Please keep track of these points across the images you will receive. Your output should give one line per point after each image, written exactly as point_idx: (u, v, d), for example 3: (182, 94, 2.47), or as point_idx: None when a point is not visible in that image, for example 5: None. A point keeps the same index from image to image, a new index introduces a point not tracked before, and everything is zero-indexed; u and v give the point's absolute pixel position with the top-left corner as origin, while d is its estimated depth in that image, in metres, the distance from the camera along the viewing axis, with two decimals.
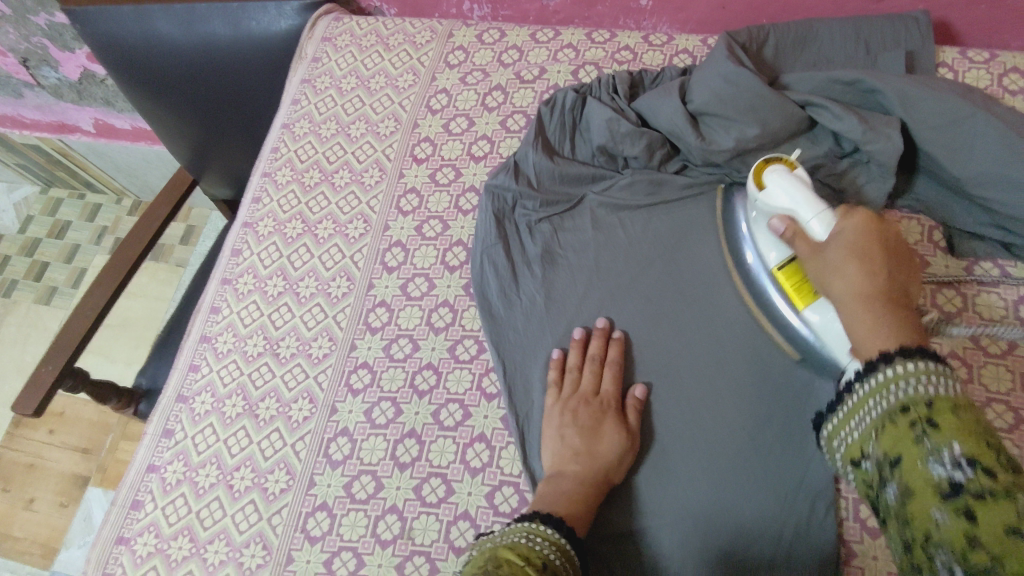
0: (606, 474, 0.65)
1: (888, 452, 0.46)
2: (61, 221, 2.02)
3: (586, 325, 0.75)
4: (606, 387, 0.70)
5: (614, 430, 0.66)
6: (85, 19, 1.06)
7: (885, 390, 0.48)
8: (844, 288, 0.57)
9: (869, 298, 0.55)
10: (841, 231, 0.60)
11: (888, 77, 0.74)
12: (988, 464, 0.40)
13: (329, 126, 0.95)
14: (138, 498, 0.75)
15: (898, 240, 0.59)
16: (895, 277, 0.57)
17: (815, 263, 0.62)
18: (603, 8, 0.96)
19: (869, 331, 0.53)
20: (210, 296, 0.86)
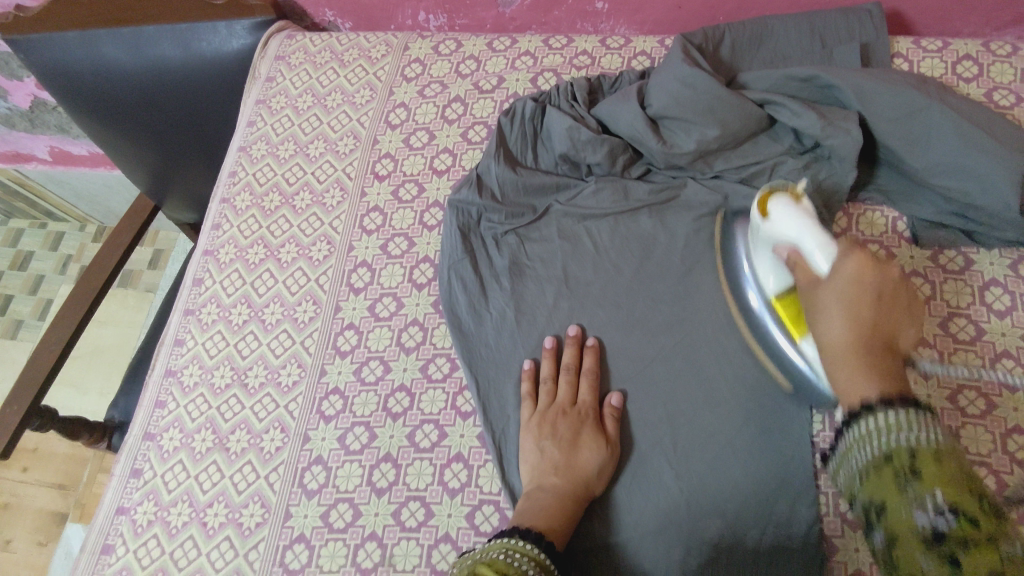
0: (587, 486, 0.65)
1: (873, 498, 0.44)
2: (22, 252, 1.96)
3: (557, 334, 0.75)
4: (584, 397, 0.70)
5: (594, 441, 0.66)
6: (28, 47, 1.01)
7: (869, 440, 0.46)
8: (835, 325, 0.53)
9: (856, 347, 0.51)
10: (839, 267, 0.56)
11: (843, 72, 0.74)
12: (970, 513, 0.39)
13: (287, 147, 0.93)
14: (108, 542, 0.73)
15: (898, 286, 0.54)
16: (887, 322, 0.53)
17: (812, 299, 0.57)
18: (560, 13, 0.96)
19: (858, 381, 0.50)
20: (173, 328, 0.84)
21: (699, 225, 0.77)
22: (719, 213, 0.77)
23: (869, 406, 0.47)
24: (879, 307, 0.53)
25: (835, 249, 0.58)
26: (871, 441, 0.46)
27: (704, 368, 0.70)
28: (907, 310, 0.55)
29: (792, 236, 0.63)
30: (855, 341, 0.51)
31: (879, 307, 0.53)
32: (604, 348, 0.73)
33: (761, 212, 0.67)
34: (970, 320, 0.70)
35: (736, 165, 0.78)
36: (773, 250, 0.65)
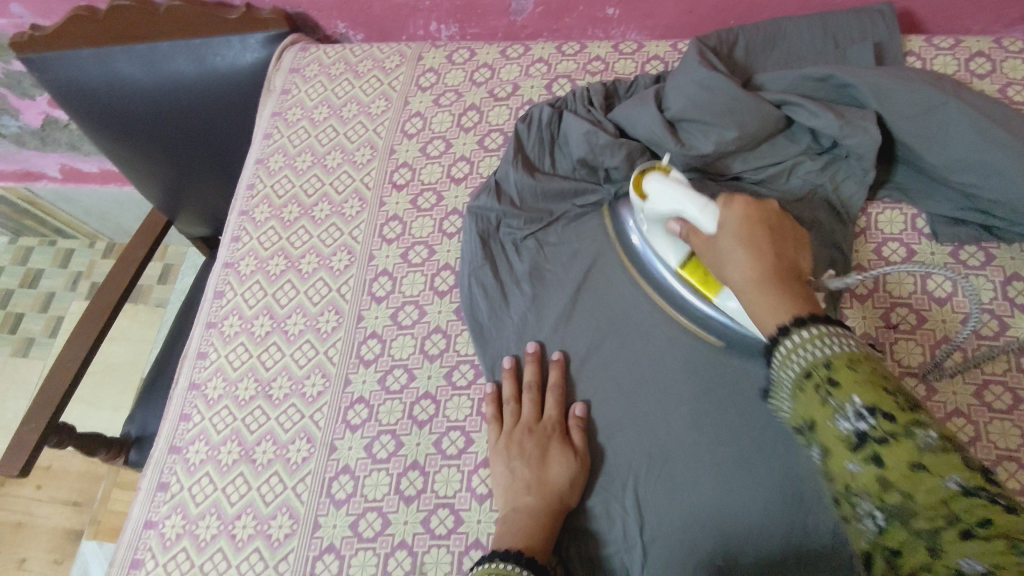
0: (561, 499, 0.65)
1: (804, 414, 0.48)
2: (32, 270, 1.96)
3: (515, 354, 0.75)
4: (549, 412, 0.70)
5: (562, 453, 0.67)
6: (43, 65, 1.04)
7: (791, 360, 0.49)
8: (735, 246, 0.60)
9: (765, 269, 0.58)
10: (722, 216, 0.63)
11: (859, 71, 0.74)
12: (887, 410, 0.42)
13: (304, 158, 0.93)
14: (137, 556, 0.73)
15: (778, 214, 0.62)
16: (783, 249, 0.60)
17: (712, 254, 0.63)
18: (571, 20, 0.96)
19: (764, 303, 0.56)
20: (195, 341, 0.84)
21: None
22: None
23: (790, 327, 0.51)
24: (767, 223, 0.60)
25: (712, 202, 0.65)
26: (791, 364, 0.49)
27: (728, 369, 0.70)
28: (795, 237, 0.62)
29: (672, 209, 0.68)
30: (768, 271, 0.58)
31: (774, 240, 0.60)
32: (628, 351, 0.73)
33: (640, 195, 0.73)
34: (993, 315, 0.70)
35: (755, 166, 0.78)
36: (661, 225, 0.71)
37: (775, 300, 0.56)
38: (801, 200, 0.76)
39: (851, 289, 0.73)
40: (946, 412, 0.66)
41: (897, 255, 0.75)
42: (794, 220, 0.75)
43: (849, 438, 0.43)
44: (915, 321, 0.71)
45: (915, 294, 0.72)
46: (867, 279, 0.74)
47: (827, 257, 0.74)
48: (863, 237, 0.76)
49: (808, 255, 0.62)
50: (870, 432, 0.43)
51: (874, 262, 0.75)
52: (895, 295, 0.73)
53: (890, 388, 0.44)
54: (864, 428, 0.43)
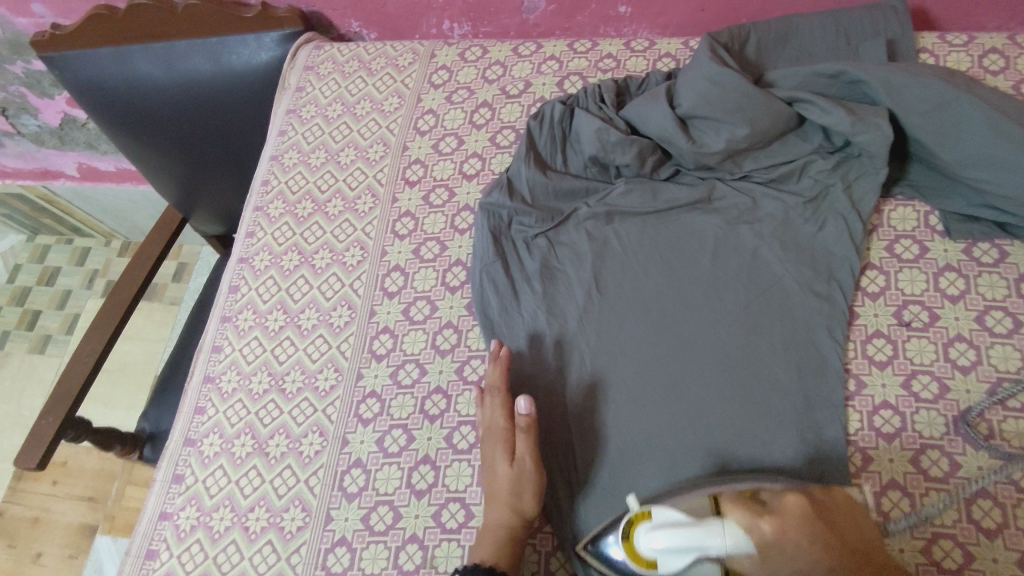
0: (511, 507, 0.64)
1: None
2: (50, 268, 1.99)
3: (520, 352, 0.75)
4: (496, 420, 0.69)
5: (505, 460, 0.66)
6: (63, 64, 1.06)
7: None
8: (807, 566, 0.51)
9: (838, 553, 0.52)
10: (752, 527, 0.52)
11: (870, 67, 0.74)
12: None
13: (317, 155, 0.94)
14: (152, 547, 0.74)
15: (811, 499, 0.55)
16: (841, 536, 0.54)
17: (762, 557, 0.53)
18: (583, 18, 0.97)
19: None
20: (210, 335, 0.85)
21: (729, 225, 0.77)
22: (748, 214, 0.77)
23: None
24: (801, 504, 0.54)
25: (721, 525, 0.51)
26: None
27: (736, 366, 0.70)
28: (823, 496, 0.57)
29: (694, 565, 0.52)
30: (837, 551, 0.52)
31: (830, 531, 0.53)
32: (637, 346, 0.73)
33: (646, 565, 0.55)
34: (1007, 313, 0.70)
35: (765, 165, 0.79)
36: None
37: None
38: (811, 198, 0.76)
39: (862, 286, 0.73)
40: (959, 410, 0.66)
41: (910, 253, 0.74)
42: (805, 219, 0.76)
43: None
44: (927, 318, 0.71)
45: (928, 292, 0.72)
46: (878, 276, 0.74)
47: (837, 253, 0.74)
48: (874, 234, 0.76)
49: (841, 497, 0.58)
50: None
51: (886, 259, 0.74)
52: (907, 293, 0.72)
53: None
54: None
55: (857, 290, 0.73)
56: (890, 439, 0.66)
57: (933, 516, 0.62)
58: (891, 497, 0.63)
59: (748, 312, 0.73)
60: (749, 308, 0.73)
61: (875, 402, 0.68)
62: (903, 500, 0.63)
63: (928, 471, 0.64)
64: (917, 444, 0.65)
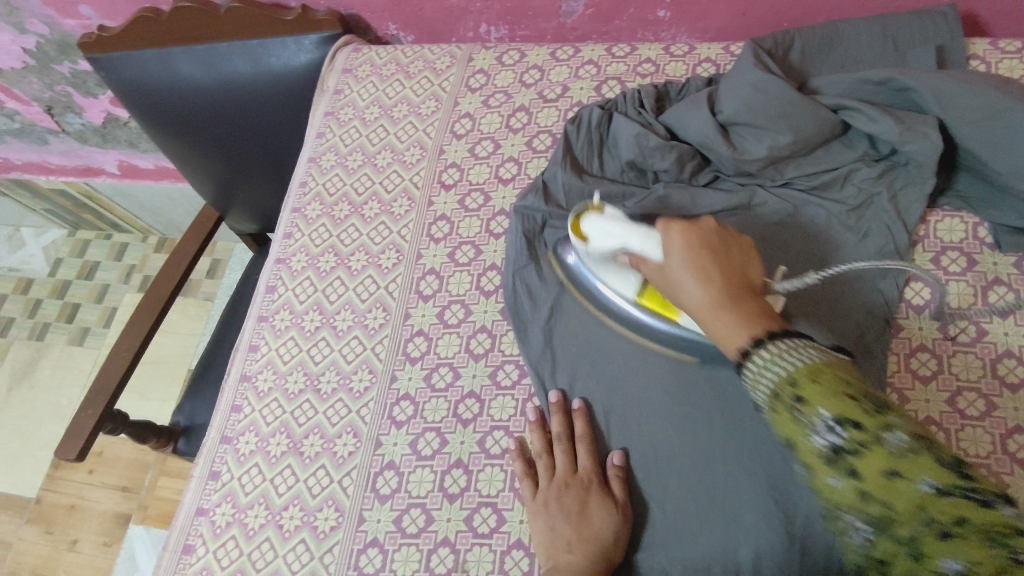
0: (606, 555, 0.63)
1: (782, 437, 0.49)
2: (89, 263, 2.04)
3: (554, 356, 0.75)
4: (583, 463, 0.68)
5: (602, 506, 0.65)
6: (110, 65, 1.09)
7: (766, 372, 0.50)
8: (699, 295, 0.58)
9: (722, 275, 0.59)
10: (667, 243, 0.63)
11: (920, 74, 0.72)
12: (856, 421, 0.44)
13: (355, 157, 0.95)
14: (188, 542, 0.75)
15: (720, 238, 0.62)
16: (732, 272, 0.60)
17: (666, 283, 0.63)
18: (622, 22, 0.96)
19: (731, 331, 0.55)
20: (247, 334, 0.86)
21: (769, 232, 0.76)
22: (790, 221, 0.76)
23: (753, 346, 0.52)
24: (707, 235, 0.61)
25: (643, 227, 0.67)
26: (769, 371, 0.49)
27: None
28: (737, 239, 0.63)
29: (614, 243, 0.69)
30: (724, 280, 0.58)
31: (722, 266, 0.60)
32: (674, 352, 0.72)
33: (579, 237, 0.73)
34: None
35: (808, 173, 0.77)
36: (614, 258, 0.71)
37: (728, 322, 0.55)
38: (855, 207, 0.74)
39: (907, 298, 0.72)
40: (1007, 428, 0.64)
41: (957, 265, 0.72)
42: (848, 228, 0.74)
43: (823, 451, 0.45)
44: (974, 333, 0.69)
45: (975, 306, 0.70)
46: (924, 289, 0.72)
47: (881, 264, 0.72)
48: (920, 245, 0.74)
49: (756, 264, 0.63)
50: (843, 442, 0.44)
51: (932, 272, 0.72)
52: (953, 306, 0.71)
53: (860, 396, 0.45)
54: (835, 440, 0.44)
55: (901, 302, 0.71)
56: None
57: None
58: None
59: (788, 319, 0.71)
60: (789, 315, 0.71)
61: (919, 418, 0.66)
62: None
63: None
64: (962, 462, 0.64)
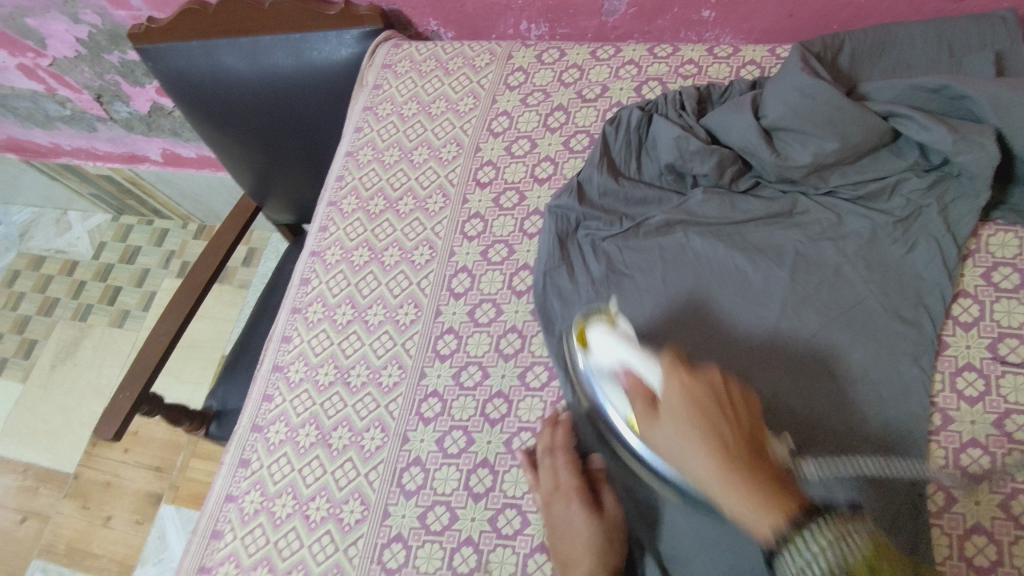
0: (609, 563, 0.63)
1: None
2: (131, 247, 2.10)
3: None
4: (565, 477, 0.67)
5: (588, 519, 0.65)
6: (157, 56, 1.11)
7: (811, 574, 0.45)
8: (701, 463, 0.51)
9: (728, 425, 0.53)
10: (669, 394, 0.55)
11: (977, 82, 0.69)
12: None
13: (391, 152, 0.95)
14: (217, 527, 0.77)
15: (724, 386, 0.55)
16: (733, 420, 0.53)
17: (659, 432, 0.55)
18: (664, 22, 0.94)
19: (752, 516, 0.48)
20: (281, 325, 0.87)
21: (811, 240, 0.74)
22: (833, 231, 0.74)
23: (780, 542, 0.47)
24: (711, 395, 0.54)
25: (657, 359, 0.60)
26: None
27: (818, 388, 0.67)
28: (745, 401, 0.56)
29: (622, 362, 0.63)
30: (730, 426, 0.53)
31: (726, 419, 0.53)
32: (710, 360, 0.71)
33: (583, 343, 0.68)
34: None
35: (854, 181, 0.75)
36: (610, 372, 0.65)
37: (745, 503, 0.49)
38: (902, 218, 0.72)
39: (953, 314, 0.69)
40: None
41: (1009, 282, 0.70)
42: (893, 240, 0.72)
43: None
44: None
45: None
46: (972, 305, 0.69)
47: (926, 279, 0.70)
48: (970, 260, 0.71)
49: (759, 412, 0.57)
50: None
51: (982, 287, 0.70)
52: (1003, 325, 0.68)
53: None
54: None
55: (946, 318, 0.69)
56: (977, 480, 0.62)
57: (1023, 567, 0.59)
58: (977, 542, 0.60)
59: (826, 330, 0.70)
60: (825, 325, 0.70)
61: (963, 439, 0.64)
62: (990, 547, 0.60)
63: (1018, 518, 0.60)
64: (1007, 488, 0.61)
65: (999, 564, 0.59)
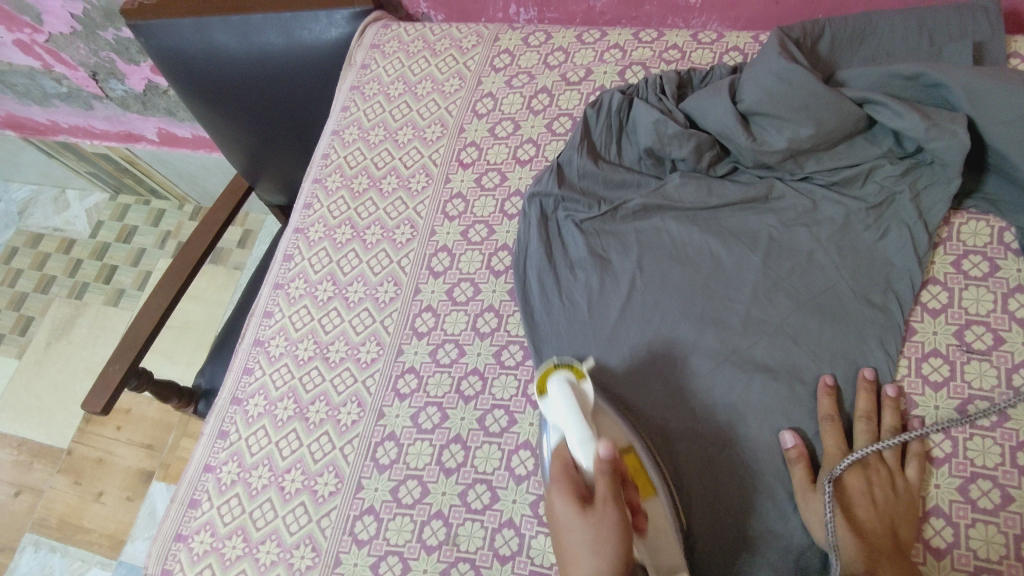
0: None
1: None
2: (127, 227, 2.11)
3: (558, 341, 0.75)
4: (600, 471, 0.56)
5: (585, 517, 0.54)
6: (149, 33, 1.10)
7: None
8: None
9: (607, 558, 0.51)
10: (569, 520, 0.54)
11: (953, 70, 0.69)
12: None
13: (377, 132, 0.96)
14: (195, 497, 0.78)
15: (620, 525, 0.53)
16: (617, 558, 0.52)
17: (564, 540, 0.54)
18: (651, 7, 0.94)
19: None
20: (263, 300, 0.88)
21: (785, 225, 0.75)
22: (807, 216, 0.75)
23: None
24: (607, 526, 0.52)
25: (598, 445, 0.58)
26: None
27: (776, 399, 0.68)
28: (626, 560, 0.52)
29: (567, 419, 0.61)
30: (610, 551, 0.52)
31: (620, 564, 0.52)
32: (675, 364, 0.71)
33: (540, 391, 0.65)
34: None
35: (829, 167, 0.75)
36: (553, 431, 0.63)
37: None
38: (875, 204, 0.73)
39: (923, 301, 0.70)
40: (1017, 441, 0.63)
41: (979, 270, 0.70)
42: (866, 226, 0.72)
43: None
44: (990, 341, 0.67)
45: (994, 313, 0.68)
46: (941, 292, 0.70)
47: (897, 264, 0.71)
48: (941, 247, 0.72)
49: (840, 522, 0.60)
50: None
51: (952, 275, 0.70)
52: (971, 313, 0.69)
53: None
54: None
55: (915, 304, 0.70)
56: (937, 463, 0.63)
57: (977, 549, 0.60)
58: (933, 524, 0.61)
59: (798, 315, 0.71)
60: (797, 310, 0.71)
61: (926, 423, 0.65)
62: (946, 529, 0.61)
63: (976, 502, 0.61)
64: (966, 472, 0.62)
65: (954, 545, 0.60)
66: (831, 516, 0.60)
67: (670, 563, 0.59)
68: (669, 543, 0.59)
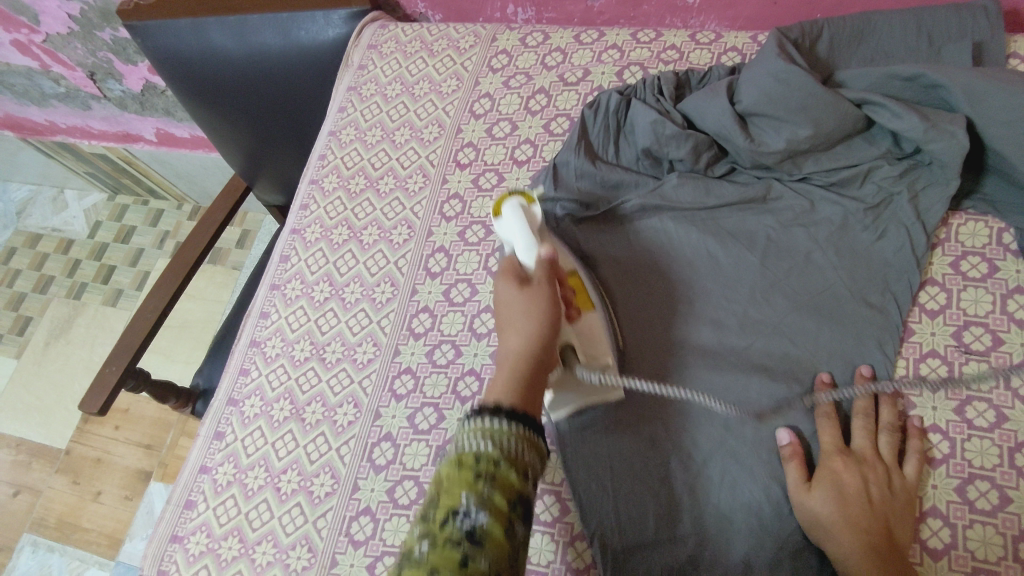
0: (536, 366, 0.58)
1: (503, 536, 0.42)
2: (126, 227, 2.11)
3: None
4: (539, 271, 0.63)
5: (523, 293, 0.61)
6: (146, 33, 1.10)
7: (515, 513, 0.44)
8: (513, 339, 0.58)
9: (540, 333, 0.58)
10: (508, 296, 0.61)
11: (952, 71, 0.69)
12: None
13: (374, 133, 0.96)
14: (191, 498, 0.78)
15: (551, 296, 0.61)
16: (548, 331, 0.58)
17: (503, 313, 0.61)
18: (649, 8, 0.94)
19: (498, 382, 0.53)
20: (259, 301, 0.88)
21: (782, 226, 0.75)
22: (805, 217, 0.74)
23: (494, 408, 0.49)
24: (542, 301, 0.60)
25: (541, 248, 0.66)
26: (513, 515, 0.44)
27: (773, 401, 0.67)
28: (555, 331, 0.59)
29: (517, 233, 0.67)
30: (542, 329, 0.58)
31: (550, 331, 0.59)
32: (672, 366, 0.71)
33: (494, 214, 0.70)
34: None
35: (828, 168, 0.75)
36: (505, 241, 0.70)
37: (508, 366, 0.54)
38: (874, 205, 0.72)
39: (921, 302, 0.70)
40: (1016, 442, 0.62)
41: (977, 271, 0.70)
42: (864, 226, 0.72)
43: (461, 535, 0.42)
44: (989, 342, 0.67)
45: (993, 314, 0.68)
46: (939, 293, 0.70)
47: (895, 265, 0.70)
48: (939, 248, 0.72)
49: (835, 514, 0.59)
50: (483, 528, 0.42)
51: (950, 276, 0.70)
52: (970, 314, 0.68)
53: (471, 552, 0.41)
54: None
55: (913, 305, 0.69)
56: (935, 465, 0.63)
57: (975, 550, 0.59)
58: (931, 525, 0.61)
59: (796, 316, 0.70)
60: (795, 311, 0.71)
61: (924, 424, 0.65)
62: (944, 530, 0.61)
63: (974, 503, 0.61)
64: (964, 474, 0.62)
65: (952, 546, 0.60)
66: (829, 510, 0.59)
67: (598, 355, 0.67)
68: (598, 342, 0.68)
